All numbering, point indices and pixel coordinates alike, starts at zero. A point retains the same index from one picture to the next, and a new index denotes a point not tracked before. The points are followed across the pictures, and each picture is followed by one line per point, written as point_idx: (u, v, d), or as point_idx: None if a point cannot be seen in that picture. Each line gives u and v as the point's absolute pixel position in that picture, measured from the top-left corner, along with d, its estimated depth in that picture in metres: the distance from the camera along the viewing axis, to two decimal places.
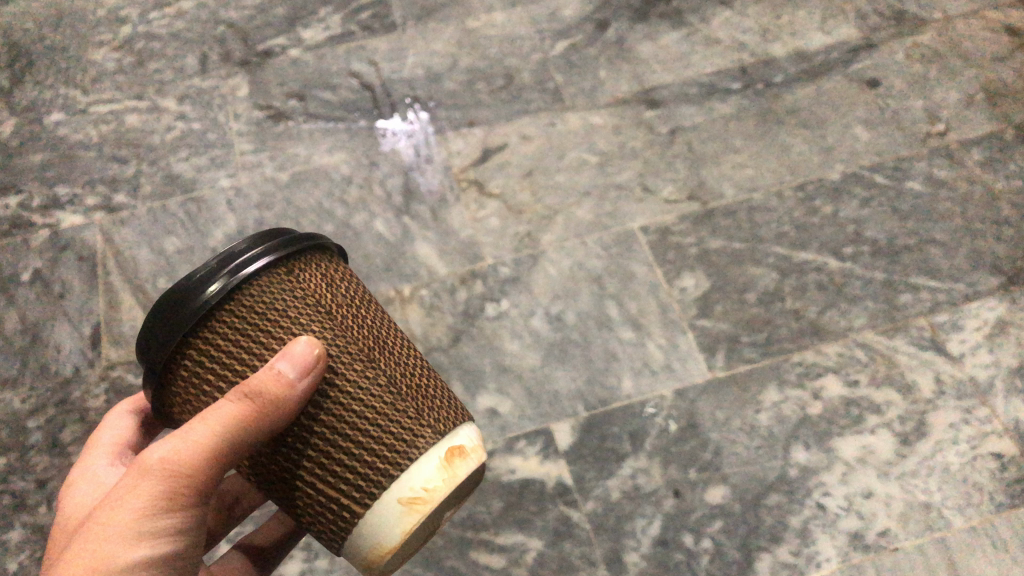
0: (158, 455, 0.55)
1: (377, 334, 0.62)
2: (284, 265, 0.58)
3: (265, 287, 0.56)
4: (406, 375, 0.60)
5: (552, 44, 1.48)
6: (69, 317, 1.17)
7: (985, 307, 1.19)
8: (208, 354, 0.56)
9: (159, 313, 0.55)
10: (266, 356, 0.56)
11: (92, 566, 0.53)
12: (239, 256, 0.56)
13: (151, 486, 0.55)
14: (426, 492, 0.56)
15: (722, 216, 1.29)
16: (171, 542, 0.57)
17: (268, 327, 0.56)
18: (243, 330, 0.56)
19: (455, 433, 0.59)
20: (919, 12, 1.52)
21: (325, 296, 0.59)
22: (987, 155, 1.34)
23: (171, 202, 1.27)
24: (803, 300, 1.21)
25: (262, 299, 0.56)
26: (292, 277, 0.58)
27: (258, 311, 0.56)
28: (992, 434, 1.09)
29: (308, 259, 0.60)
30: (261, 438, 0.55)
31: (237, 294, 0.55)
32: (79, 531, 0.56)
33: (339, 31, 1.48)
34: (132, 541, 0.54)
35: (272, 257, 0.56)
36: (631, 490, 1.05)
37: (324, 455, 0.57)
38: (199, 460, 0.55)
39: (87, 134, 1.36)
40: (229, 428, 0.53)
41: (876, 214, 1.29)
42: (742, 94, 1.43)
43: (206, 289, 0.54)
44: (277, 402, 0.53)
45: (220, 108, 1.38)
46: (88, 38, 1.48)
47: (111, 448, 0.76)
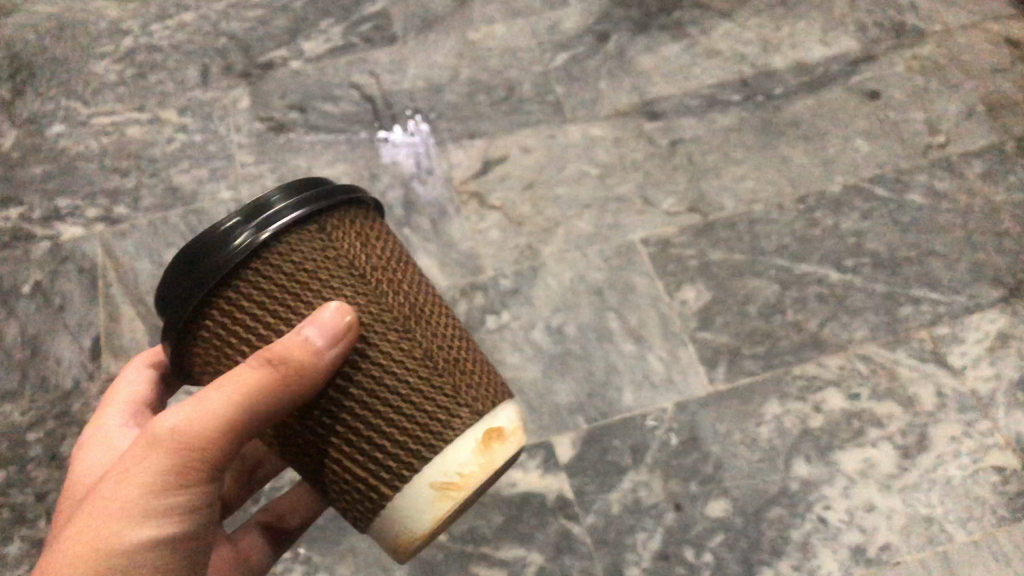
0: (169, 424, 0.55)
1: (414, 299, 0.62)
2: (317, 223, 0.58)
3: (294, 246, 0.57)
4: (439, 343, 0.61)
5: (552, 56, 1.49)
6: (69, 329, 1.17)
7: (987, 320, 1.19)
8: (236, 311, 0.56)
9: (187, 263, 0.55)
10: (296, 319, 0.57)
11: (99, 540, 0.53)
12: (269, 211, 0.56)
13: (162, 458, 0.55)
14: (461, 478, 0.57)
15: (722, 228, 1.29)
16: (181, 519, 0.57)
17: (297, 288, 0.57)
18: (272, 290, 0.56)
19: (496, 413, 0.60)
20: (919, 24, 1.52)
21: (358, 259, 0.60)
22: (988, 167, 1.35)
23: (171, 214, 1.27)
24: (804, 313, 1.20)
25: (292, 258, 0.57)
26: (323, 237, 0.58)
27: (290, 271, 0.57)
28: (994, 446, 1.09)
29: (342, 216, 0.61)
30: (285, 403, 0.55)
31: (265, 253, 0.56)
32: (85, 501, 0.56)
33: (340, 43, 1.48)
34: (141, 517, 0.54)
35: (303, 214, 0.57)
36: (632, 504, 1.05)
37: (356, 429, 0.58)
38: (216, 428, 0.55)
39: (88, 146, 1.36)
40: (253, 394, 0.54)
41: (877, 226, 1.29)
42: (743, 106, 1.43)
43: (234, 243, 0.54)
44: (303, 368, 0.54)
45: (221, 120, 1.39)
46: (90, 51, 1.48)
47: (127, 405, 0.77)
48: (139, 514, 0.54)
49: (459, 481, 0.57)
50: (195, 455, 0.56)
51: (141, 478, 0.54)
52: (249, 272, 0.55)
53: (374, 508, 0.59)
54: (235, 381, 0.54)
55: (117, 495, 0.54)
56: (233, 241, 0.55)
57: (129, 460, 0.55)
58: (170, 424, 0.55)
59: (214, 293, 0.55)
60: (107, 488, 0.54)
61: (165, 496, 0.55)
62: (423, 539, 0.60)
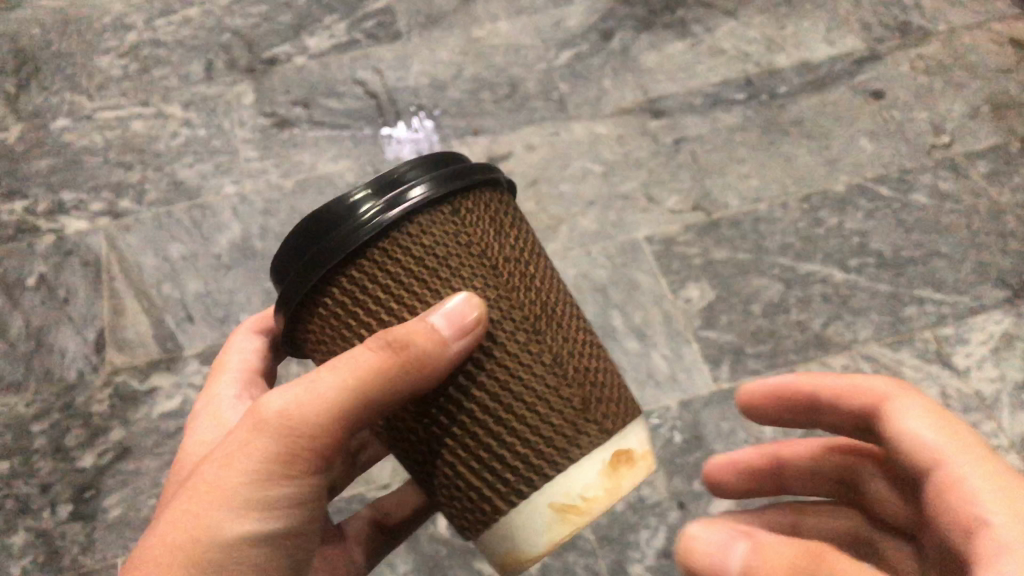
0: (276, 408, 0.54)
1: (546, 295, 0.58)
2: (451, 204, 0.55)
3: (426, 226, 0.53)
4: (571, 343, 0.57)
5: (556, 53, 1.49)
6: (73, 322, 1.17)
7: (991, 320, 1.19)
8: (358, 288, 0.53)
9: (315, 232, 0.53)
10: (420, 306, 0.54)
11: (196, 527, 0.54)
12: (404, 187, 0.53)
13: (266, 444, 0.54)
14: (584, 502, 0.54)
15: (727, 227, 1.29)
16: (284, 507, 0.56)
17: (424, 272, 0.53)
18: (396, 272, 0.53)
19: (627, 433, 0.57)
20: (924, 23, 1.52)
21: (492, 247, 0.55)
22: (993, 167, 1.34)
23: (176, 208, 1.27)
24: (808, 312, 1.20)
25: (422, 238, 0.53)
26: (457, 219, 0.54)
27: (417, 253, 0.53)
28: (998, 448, 1.09)
29: (478, 197, 0.57)
30: (399, 391, 0.52)
31: (394, 232, 0.53)
32: (192, 476, 0.56)
33: (345, 39, 1.48)
34: (241, 507, 0.54)
35: (436, 194, 0.53)
36: (636, 501, 1.05)
37: (473, 437, 0.54)
38: (322, 417, 0.53)
39: (93, 139, 1.36)
40: (365, 380, 0.51)
41: (881, 226, 1.29)
42: (747, 105, 1.43)
43: (363, 218, 0.52)
44: (423, 360, 0.51)
45: (225, 115, 1.38)
46: (95, 45, 1.48)
47: (241, 373, 0.79)
48: (240, 505, 0.54)
49: (581, 504, 0.55)
50: (299, 447, 0.54)
51: (243, 467, 0.54)
52: (376, 248, 0.53)
53: (485, 522, 0.56)
54: (347, 373, 0.52)
55: (219, 483, 0.54)
56: (362, 215, 0.52)
57: (232, 445, 0.55)
58: (277, 408, 0.54)
59: (339, 268, 0.53)
60: (211, 473, 0.54)
61: (267, 488, 0.54)
62: (532, 563, 0.56)
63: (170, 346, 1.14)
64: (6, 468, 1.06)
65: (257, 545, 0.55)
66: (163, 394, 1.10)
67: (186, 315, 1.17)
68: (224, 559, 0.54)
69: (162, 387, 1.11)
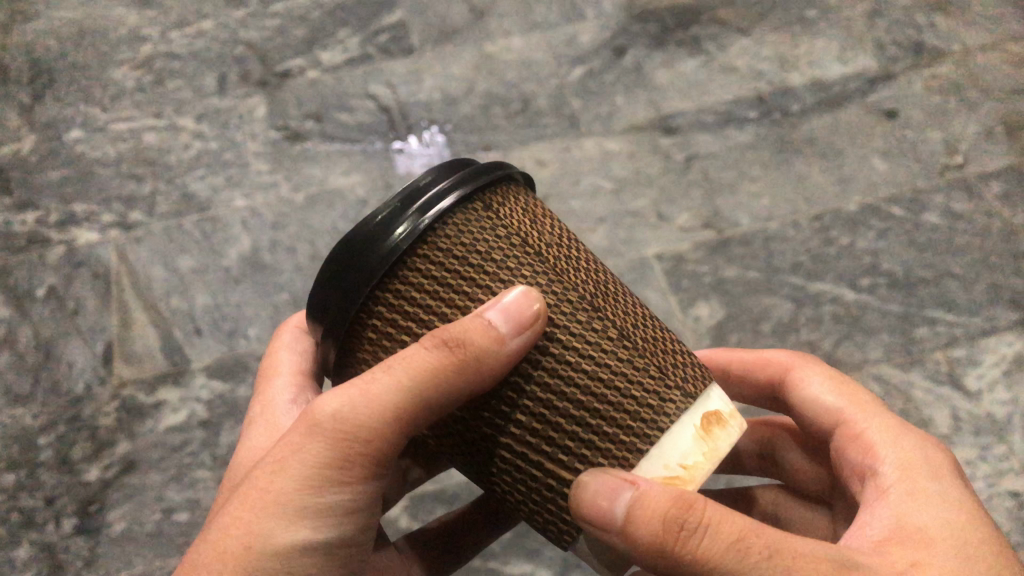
0: (330, 411, 0.53)
1: (592, 277, 0.59)
2: (481, 202, 0.57)
3: (461, 227, 0.55)
4: (630, 321, 0.57)
5: (569, 69, 1.49)
6: (81, 334, 1.17)
7: (1003, 342, 1.18)
8: (402, 303, 0.55)
9: (345, 254, 0.54)
10: (470, 305, 0.55)
11: (248, 538, 0.52)
12: (430, 195, 0.54)
13: (320, 450, 0.53)
14: (686, 471, 0.53)
15: (738, 245, 1.28)
16: (339, 514, 0.55)
17: (468, 271, 0.54)
18: (439, 277, 0.54)
19: (709, 396, 0.56)
20: (939, 42, 1.51)
21: (530, 236, 0.57)
22: (1007, 188, 1.33)
23: (186, 221, 1.28)
24: (818, 332, 1.20)
25: (460, 239, 0.55)
26: (489, 214, 0.56)
27: (457, 253, 0.54)
28: (1008, 471, 1.08)
29: (503, 193, 0.59)
30: (461, 391, 0.52)
31: (430, 237, 0.54)
32: (243, 486, 0.55)
33: (358, 53, 1.49)
34: (294, 516, 0.53)
35: (462, 191, 0.55)
36: None
37: (549, 428, 0.54)
38: (379, 419, 0.52)
39: (106, 151, 1.37)
40: (425, 379, 0.51)
41: (894, 245, 1.28)
42: (759, 122, 1.42)
43: (394, 232, 0.53)
44: (482, 357, 0.51)
45: (237, 128, 1.39)
46: (109, 56, 1.49)
47: (292, 375, 0.78)
48: (294, 512, 0.52)
49: (683, 475, 0.53)
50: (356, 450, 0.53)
51: (296, 472, 0.52)
52: (416, 262, 0.54)
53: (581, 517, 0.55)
54: (404, 370, 0.51)
55: (271, 492, 0.53)
56: (393, 232, 0.53)
57: (284, 451, 0.53)
58: (330, 411, 0.53)
59: (380, 285, 0.54)
60: (263, 481, 0.53)
61: (322, 494, 0.53)
62: None
63: (177, 359, 1.14)
64: (12, 480, 1.07)
65: (311, 552, 0.54)
66: (169, 408, 1.10)
67: (194, 328, 1.17)
68: (278, 568, 0.53)
69: (168, 401, 1.11)
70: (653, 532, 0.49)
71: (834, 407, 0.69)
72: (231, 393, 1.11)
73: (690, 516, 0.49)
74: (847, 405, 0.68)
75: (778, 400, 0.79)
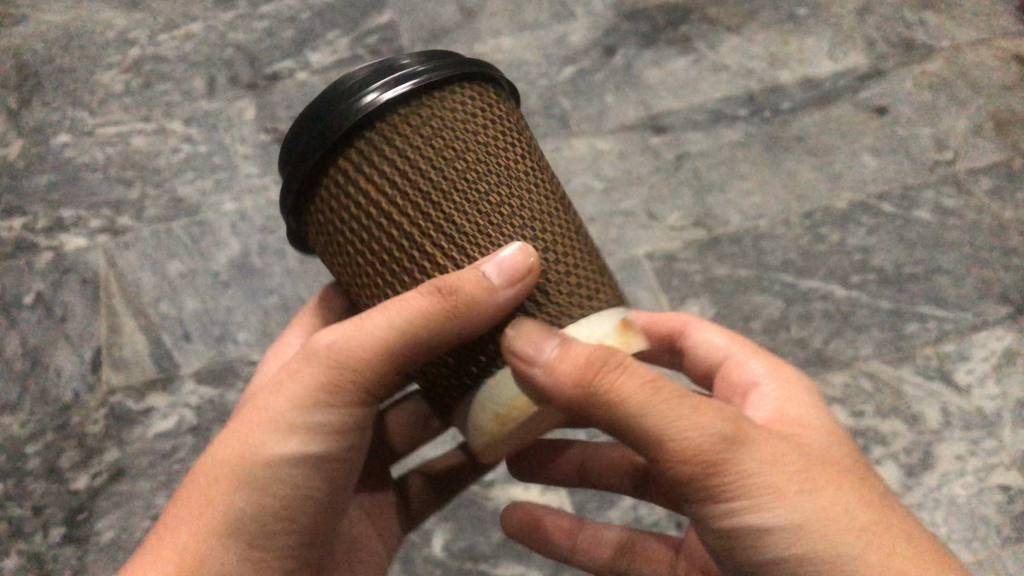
0: (327, 341, 0.59)
1: (542, 181, 0.62)
2: (452, 88, 0.59)
3: (428, 108, 0.57)
4: (564, 230, 0.61)
5: (559, 69, 1.49)
6: (70, 341, 1.17)
7: (993, 337, 1.18)
8: (359, 164, 0.57)
9: (319, 113, 0.57)
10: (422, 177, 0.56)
11: (244, 447, 0.59)
12: (409, 73, 0.57)
13: (315, 374, 0.59)
14: (601, 344, 0.58)
15: (728, 243, 1.28)
16: (329, 434, 0.61)
17: (426, 148, 0.56)
18: (401, 149, 0.57)
19: (614, 308, 0.60)
20: (928, 39, 1.51)
21: (493, 130, 0.59)
22: (996, 184, 1.34)
23: (175, 225, 1.27)
24: (809, 330, 1.20)
25: (426, 118, 0.57)
26: (459, 102, 0.58)
27: (418, 130, 0.57)
28: (999, 465, 1.08)
29: (477, 85, 0.61)
30: (448, 334, 0.56)
31: (400, 112, 0.56)
32: (250, 404, 0.62)
33: (347, 54, 1.49)
34: (288, 432, 0.59)
35: (437, 74, 0.57)
36: (633, 521, 1.03)
37: None
38: (370, 353, 0.58)
39: (93, 156, 1.36)
40: (416, 320, 0.55)
41: (883, 242, 1.28)
42: (749, 120, 1.42)
43: (366, 98, 0.56)
44: (471, 304, 0.55)
45: (226, 131, 1.39)
46: (97, 60, 1.48)
47: (314, 326, 0.86)
48: (286, 426, 0.59)
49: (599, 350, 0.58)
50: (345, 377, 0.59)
51: (291, 394, 0.59)
52: (377, 135, 0.57)
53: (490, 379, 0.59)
54: (400, 308, 0.56)
55: (268, 409, 0.60)
56: (365, 95, 0.56)
57: (286, 375, 0.60)
58: (327, 341, 0.59)
59: (343, 145, 0.57)
60: (266, 398, 0.60)
61: (311, 414, 0.59)
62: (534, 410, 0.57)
63: (167, 365, 1.14)
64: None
65: (300, 466, 0.60)
66: (159, 414, 1.11)
67: (184, 333, 1.17)
68: (269, 477, 0.59)
69: (158, 407, 1.11)
70: (574, 370, 0.54)
71: (720, 347, 0.82)
72: (222, 399, 1.12)
73: (614, 357, 0.55)
74: (731, 346, 0.81)
75: (674, 359, 0.89)
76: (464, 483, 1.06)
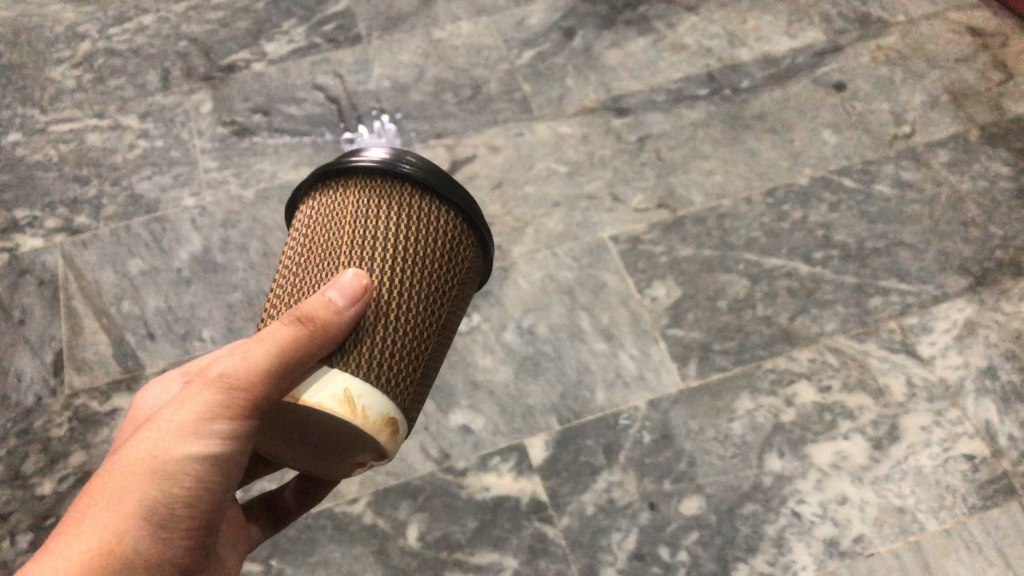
0: (223, 365, 0.58)
1: (434, 303, 0.65)
2: (421, 197, 0.65)
3: (395, 194, 0.64)
4: (410, 342, 0.63)
5: (518, 52, 1.48)
6: (30, 344, 1.15)
7: (954, 309, 1.20)
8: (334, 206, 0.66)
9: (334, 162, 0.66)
10: (358, 236, 0.64)
11: (145, 458, 0.55)
12: (402, 158, 0.64)
13: (211, 395, 0.57)
14: (359, 405, 0.58)
15: (692, 224, 1.29)
16: (225, 449, 0.58)
17: (372, 220, 0.64)
18: (362, 209, 0.64)
19: (388, 408, 0.60)
20: (883, 14, 1.53)
21: (427, 239, 0.65)
22: (953, 156, 1.35)
23: (134, 223, 1.25)
24: (774, 307, 1.21)
25: (390, 200, 0.64)
26: (415, 204, 0.65)
27: (380, 203, 0.64)
28: (963, 435, 1.10)
29: (444, 211, 0.66)
30: (297, 368, 0.58)
31: (385, 181, 0.65)
32: (147, 423, 0.58)
33: (304, 43, 1.47)
34: (187, 439, 0.56)
35: (419, 174, 0.64)
36: (606, 504, 1.04)
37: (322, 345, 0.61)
38: (257, 377, 0.56)
39: (46, 154, 1.34)
40: (285, 346, 0.57)
41: (845, 218, 1.29)
42: (710, 100, 1.43)
43: (361, 160, 0.64)
44: (321, 331, 0.57)
45: (183, 125, 1.36)
46: (46, 56, 1.46)
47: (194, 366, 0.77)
48: (188, 434, 0.56)
49: (357, 407, 0.58)
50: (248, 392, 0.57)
51: (190, 410, 0.57)
52: (348, 184, 0.66)
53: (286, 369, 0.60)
54: (270, 334, 0.57)
55: (173, 415, 0.57)
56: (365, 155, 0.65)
57: (187, 392, 0.58)
58: (224, 365, 0.57)
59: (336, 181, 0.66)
60: (166, 411, 0.57)
61: (205, 429, 0.57)
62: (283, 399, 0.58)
63: (131, 365, 1.12)
64: None
65: (203, 468, 0.57)
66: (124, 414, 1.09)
67: (147, 332, 1.15)
68: (168, 483, 0.56)
69: (123, 408, 1.09)
70: None
71: None
72: None
73: None
74: None
75: None
76: (437, 473, 1.05)
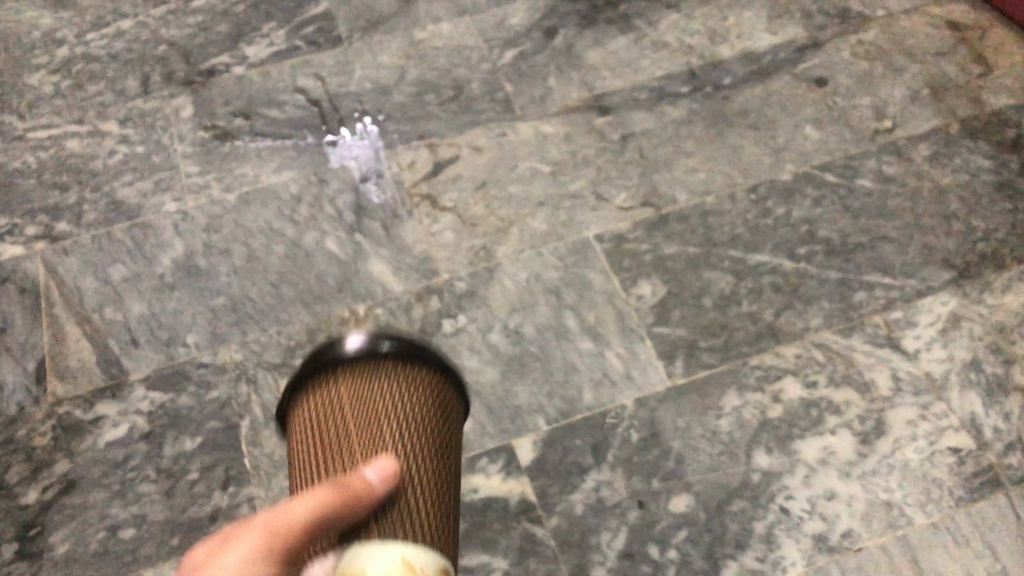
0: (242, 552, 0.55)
1: (443, 473, 0.61)
2: (408, 367, 0.62)
3: (384, 373, 0.61)
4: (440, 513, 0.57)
5: (500, 52, 1.48)
6: (12, 353, 1.14)
7: (938, 302, 1.20)
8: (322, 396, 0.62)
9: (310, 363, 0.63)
10: (357, 418, 0.60)
11: None
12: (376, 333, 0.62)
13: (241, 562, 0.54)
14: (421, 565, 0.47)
15: (676, 221, 1.29)
16: None
17: (370, 400, 0.60)
18: (352, 391, 0.61)
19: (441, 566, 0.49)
20: (863, 10, 1.54)
21: (420, 410, 0.62)
22: (935, 149, 1.36)
23: (116, 229, 1.24)
24: (759, 303, 1.21)
25: (376, 376, 0.61)
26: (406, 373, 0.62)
27: (369, 379, 0.61)
28: (949, 428, 1.10)
29: (426, 373, 0.64)
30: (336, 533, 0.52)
31: (370, 361, 0.61)
32: None
33: (284, 46, 1.46)
34: None
35: (406, 346, 0.62)
36: (595, 503, 1.04)
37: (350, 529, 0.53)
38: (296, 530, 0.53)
39: (26, 161, 1.33)
40: (317, 512, 0.52)
41: (828, 213, 1.30)
42: (692, 97, 1.43)
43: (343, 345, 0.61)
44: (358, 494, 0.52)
45: (164, 130, 1.36)
46: (24, 63, 1.45)
47: None
48: None
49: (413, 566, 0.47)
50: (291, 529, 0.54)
51: None
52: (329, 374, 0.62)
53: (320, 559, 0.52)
54: (313, 495, 0.53)
55: (222, 569, 0.55)
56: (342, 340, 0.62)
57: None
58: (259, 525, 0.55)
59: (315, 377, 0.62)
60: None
61: None
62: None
63: (114, 372, 1.11)
64: None
65: None
66: (108, 422, 1.08)
67: (130, 338, 1.14)
68: None
69: (107, 415, 1.08)
70: None
71: None
72: (173, 403, 1.09)
73: None
74: None
75: None
76: None
